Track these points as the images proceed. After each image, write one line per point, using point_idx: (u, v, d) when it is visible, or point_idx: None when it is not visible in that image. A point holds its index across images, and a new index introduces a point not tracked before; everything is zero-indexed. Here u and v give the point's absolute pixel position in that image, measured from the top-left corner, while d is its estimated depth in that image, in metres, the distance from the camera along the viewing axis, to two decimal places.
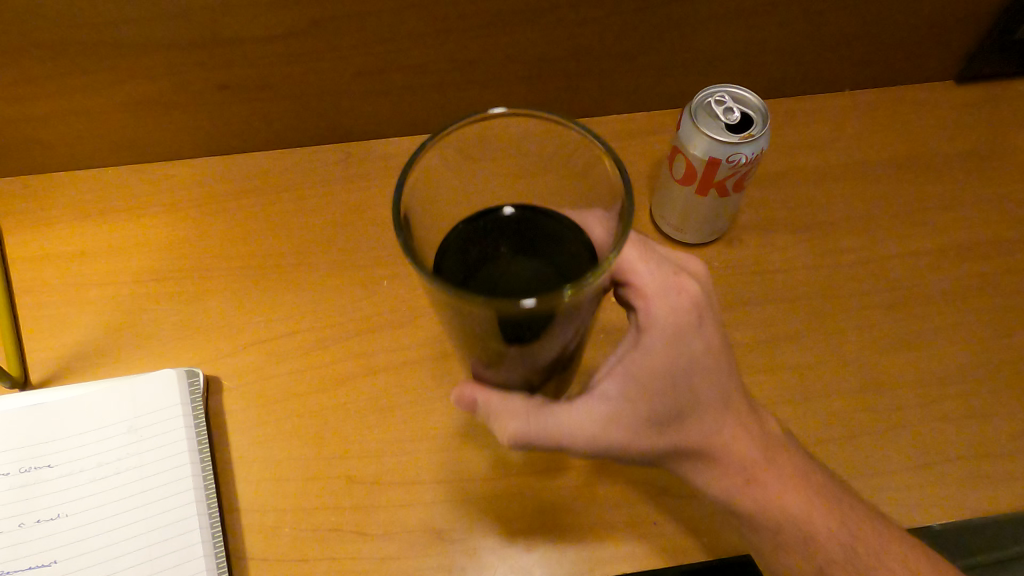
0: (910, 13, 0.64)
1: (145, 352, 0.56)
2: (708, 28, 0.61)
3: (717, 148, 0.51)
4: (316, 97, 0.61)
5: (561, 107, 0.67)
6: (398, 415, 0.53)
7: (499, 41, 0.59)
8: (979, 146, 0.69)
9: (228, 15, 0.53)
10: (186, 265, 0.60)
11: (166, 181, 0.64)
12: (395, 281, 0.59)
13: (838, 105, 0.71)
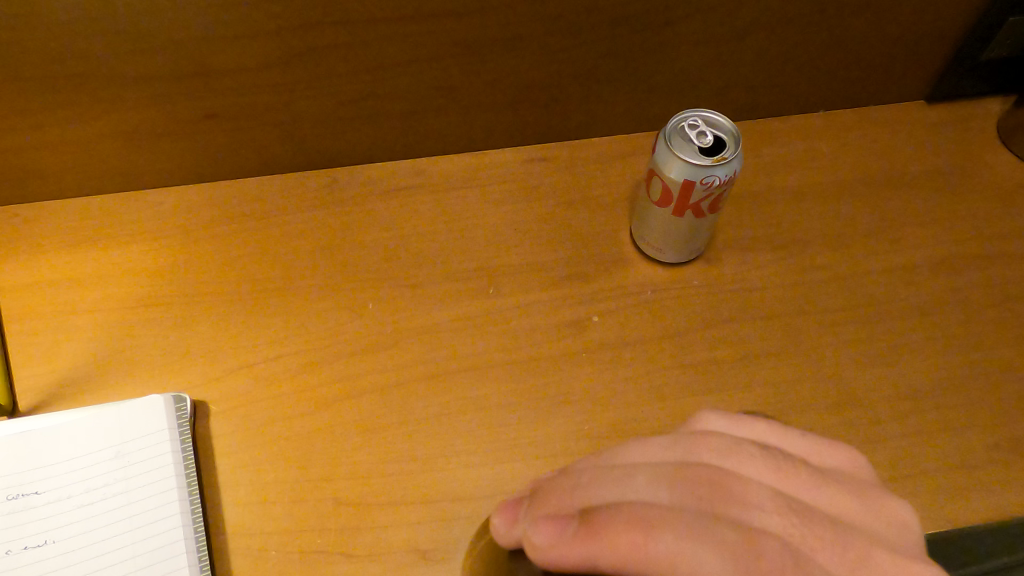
0: (879, 36, 0.66)
1: (133, 378, 0.56)
2: (683, 53, 0.63)
3: (691, 170, 0.52)
4: (302, 125, 0.62)
5: (543, 130, 0.68)
6: (383, 436, 0.54)
7: (480, 68, 0.60)
8: (951, 164, 0.71)
9: (215, 48, 0.54)
10: (174, 291, 0.60)
11: (154, 208, 0.65)
12: (380, 303, 0.60)
13: (813, 125, 0.73)
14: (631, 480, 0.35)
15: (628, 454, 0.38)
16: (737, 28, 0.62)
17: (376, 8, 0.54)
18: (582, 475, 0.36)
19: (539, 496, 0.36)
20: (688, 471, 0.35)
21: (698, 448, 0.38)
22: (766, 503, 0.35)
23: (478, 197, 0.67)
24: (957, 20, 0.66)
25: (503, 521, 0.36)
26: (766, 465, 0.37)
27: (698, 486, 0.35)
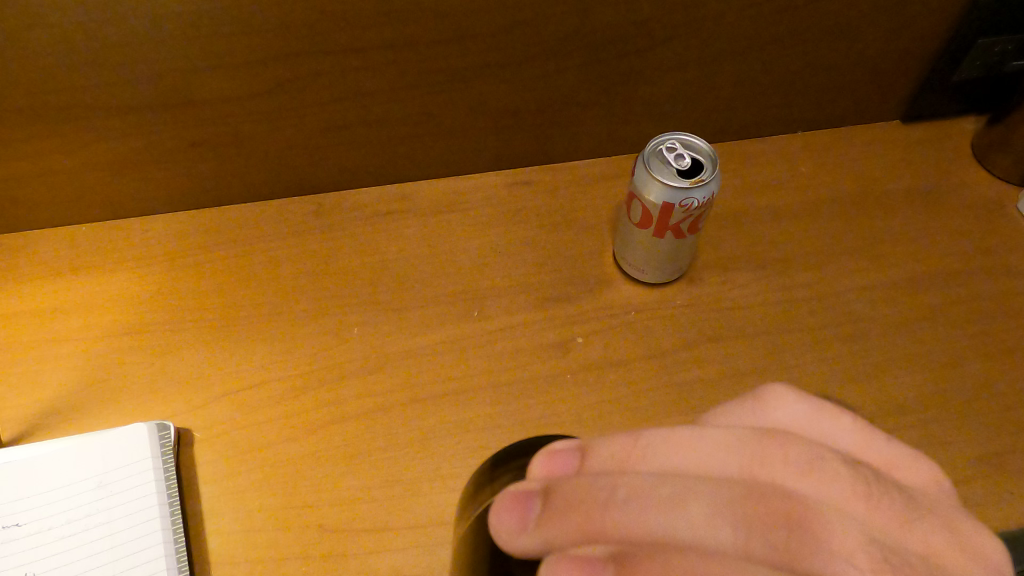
0: (852, 59, 0.68)
1: (116, 407, 0.56)
2: (661, 77, 0.65)
3: (669, 193, 0.53)
4: (287, 152, 0.63)
5: (526, 155, 0.69)
6: (368, 461, 0.54)
7: (462, 94, 0.61)
8: (927, 182, 0.72)
9: (199, 77, 0.55)
10: (158, 318, 0.60)
11: (139, 236, 0.65)
12: (365, 328, 0.61)
13: (791, 146, 0.74)
14: (687, 508, 0.26)
15: (681, 454, 0.28)
16: (712, 53, 0.63)
17: (358, 37, 0.55)
18: (618, 485, 0.27)
19: (558, 503, 0.27)
20: (764, 504, 0.26)
21: (777, 459, 0.28)
22: (861, 555, 0.26)
23: (462, 221, 0.67)
24: (927, 43, 0.68)
25: (510, 521, 0.28)
26: (858, 489, 0.28)
27: (776, 529, 0.26)
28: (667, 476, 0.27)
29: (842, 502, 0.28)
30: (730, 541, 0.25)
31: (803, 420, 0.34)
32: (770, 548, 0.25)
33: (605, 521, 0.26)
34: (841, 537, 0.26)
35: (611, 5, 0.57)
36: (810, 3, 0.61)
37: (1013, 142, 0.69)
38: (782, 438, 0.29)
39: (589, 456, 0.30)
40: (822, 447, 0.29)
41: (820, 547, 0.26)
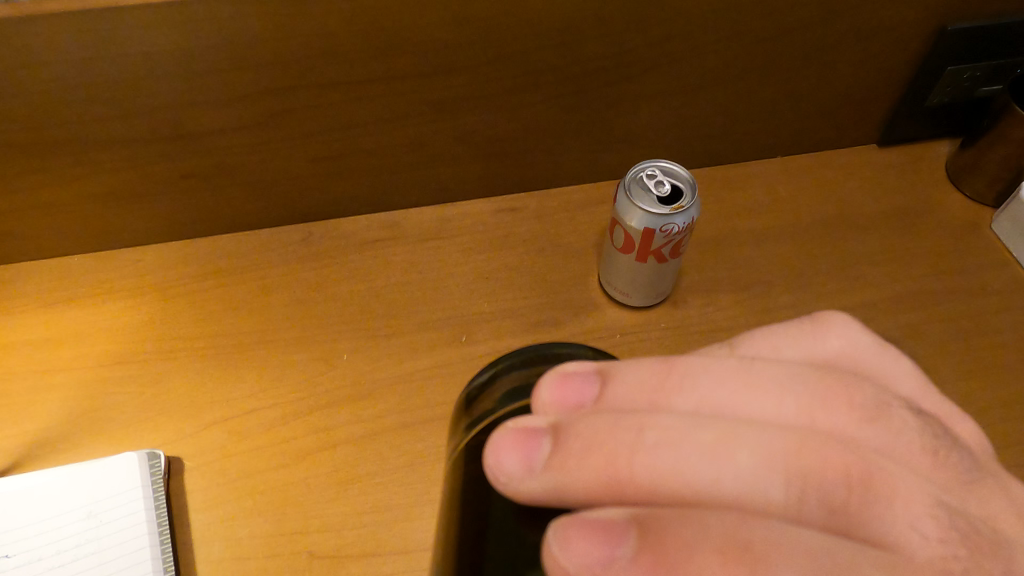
0: (826, 87, 0.70)
1: (107, 437, 0.56)
2: (642, 106, 0.66)
3: (650, 219, 0.54)
4: (277, 182, 0.64)
5: (512, 182, 0.71)
6: (358, 487, 0.54)
7: (449, 125, 0.63)
8: (904, 204, 0.74)
9: (190, 110, 0.56)
10: (149, 347, 0.61)
11: (131, 266, 0.66)
12: (355, 354, 0.61)
13: (771, 171, 0.76)
14: (729, 457, 0.24)
15: (720, 393, 0.27)
16: (691, 83, 0.65)
17: (345, 72, 0.56)
18: (646, 429, 0.25)
19: (575, 444, 0.25)
20: (818, 458, 0.24)
21: (826, 406, 0.27)
22: (919, 517, 0.24)
23: (450, 248, 0.68)
24: (899, 70, 0.70)
25: (517, 462, 0.26)
26: (895, 440, 0.27)
27: (828, 486, 0.24)
28: (707, 421, 0.25)
29: (888, 454, 0.26)
30: (775, 498, 0.24)
31: (856, 348, 0.32)
32: (818, 506, 0.24)
33: (632, 468, 0.24)
34: (895, 493, 0.25)
35: (591, 38, 0.59)
36: (783, 34, 0.63)
37: (985, 165, 0.71)
38: (831, 384, 0.27)
39: (612, 383, 0.28)
40: (873, 394, 0.27)
41: (865, 503, 0.24)
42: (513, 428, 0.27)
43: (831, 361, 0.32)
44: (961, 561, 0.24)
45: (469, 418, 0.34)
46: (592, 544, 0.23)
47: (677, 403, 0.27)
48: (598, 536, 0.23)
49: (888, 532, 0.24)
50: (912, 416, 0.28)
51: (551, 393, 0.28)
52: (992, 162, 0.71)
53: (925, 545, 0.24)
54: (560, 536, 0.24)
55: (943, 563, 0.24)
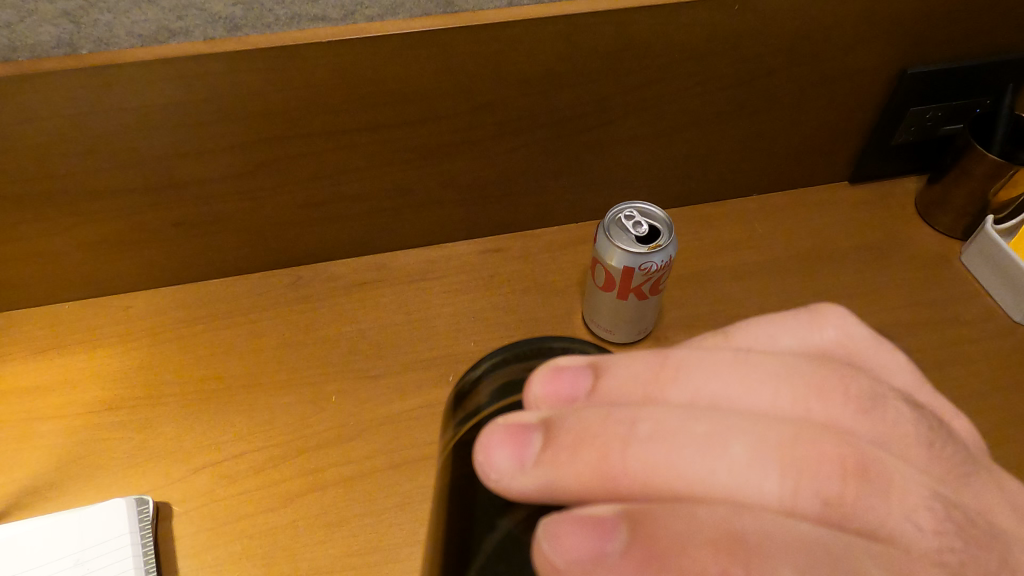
0: (796, 128, 0.73)
1: (95, 483, 0.56)
2: (620, 149, 0.69)
3: (629, 258, 0.56)
4: (266, 227, 0.66)
5: (496, 224, 0.73)
6: (347, 529, 0.55)
7: (433, 170, 0.65)
8: (875, 239, 0.76)
9: (182, 160, 0.58)
10: (138, 393, 0.62)
11: (122, 312, 0.67)
12: (343, 396, 0.62)
13: (747, 209, 0.79)
14: (724, 450, 0.23)
15: (715, 384, 0.26)
16: (666, 127, 0.68)
17: (333, 121, 0.59)
18: (639, 420, 0.24)
19: (566, 438, 0.24)
20: (819, 449, 0.23)
21: (829, 398, 0.25)
22: (922, 511, 0.23)
23: (436, 289, 0.70)
24: (864, 112, 0.73)
25: (507, 459, 0.25)
26: (895, 433, 0.26)
27: (829, 479, 0.23)
28: (700, 413, 0.24)
29: (889, 447, 0.25)
30: (773, 493, 0.22)
31: (851, 341, 0.31)
32: (818, 501, 0.23)
33: (625, 460, 0.23)
34: (899, 487, 0.24)
35: (568, 87, 0.62)
36: (753, 79, 0.66)
37: (951, 201, 0.74)
38: (831, 374, 0.26)
39: (605, 377, 0.27)
40: (873, 385, 0.26)
41: (873, 500, 0.23)
42: (501, 424, 0.26)
43: (826, 352, 0.31)
44: (964, 556, 0.23)
45: (460, 413, 0.33)
46: (583, 540, 0.22)
47: (671, 395, 0.25)
48: (589, 532, 0.22)
49: (891, 527, 0.23)
50: (911, 408, 0.27)
51: (544, 388, 0.27)
52: (958, 197, 0.73)
53: (929, 540, 0.23)
54: (549, 534, 0.22)
55: (944, 559, 0.23)
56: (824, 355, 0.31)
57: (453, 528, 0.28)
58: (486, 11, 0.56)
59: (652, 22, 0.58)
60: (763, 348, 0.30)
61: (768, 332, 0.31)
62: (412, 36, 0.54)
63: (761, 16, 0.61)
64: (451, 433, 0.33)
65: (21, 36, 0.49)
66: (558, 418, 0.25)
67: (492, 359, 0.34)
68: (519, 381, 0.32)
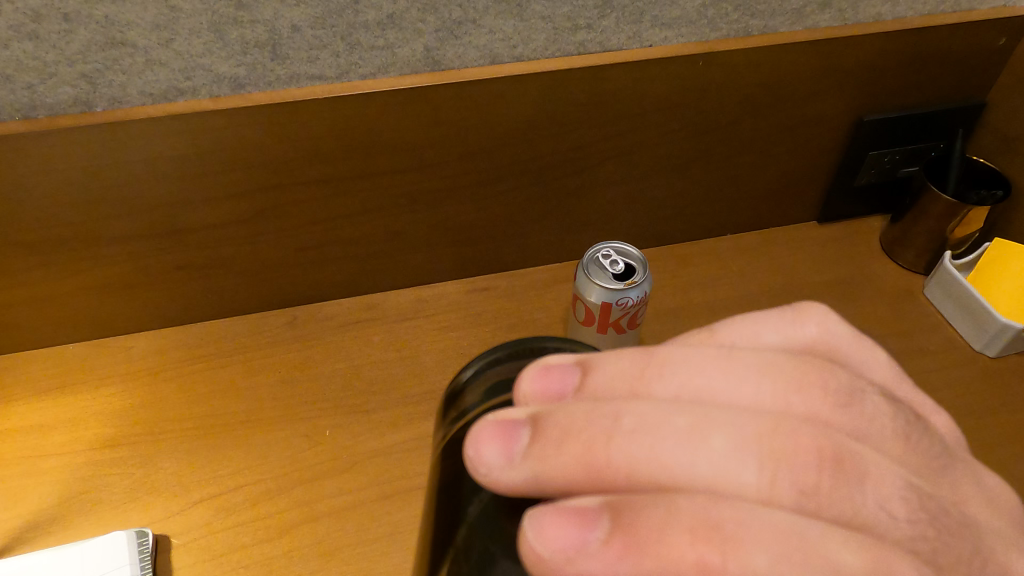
0: (764, 172, 0.78)
1: (97, 518, 0.58)
2: (599, 193, 0.73)
3: (606, 294, 0.60)
4: (265, 270, 0.69)
5: (483, 265, 0.77)
6: (341, 558, 0.57)
7: (423, 214, 0.69)
8: (843, 275, 0.81)
9: (187, 207, 0.62)
10: (140, 429, 0.64)
11: (124, 352, 0.70)
12: (337, 430, 0.65)
13: (722, 248, 0.83)
14: (706, 442, 0.25)
15: (701, 378, 0.28)
16: (641, 172, 0.73)
17: (329, 170, 0.63)
18: (623, 414, 0.26)
19: (553, 433, 0.26)
20: (794, 440, 0.25)
21: (805, 392, 0.28)
22: (894, 498, 0.26)
23: (427, 327, 0.73)
24: (827, 156, 0.78)
25: (495, 453, 0.27)
26: (867, 427, 0.28)
27: (807, 470, 0.25)
28: (685, 407, 0.26)
29: (864, 438, 0.28)
30: (751, 482, 0.25)
31: (832, 336, 0.34)
32: (795, 490, 0.25)
33: (609, 454, 0.25)
34: (875, 476, 0.26)
35: (548, 136, 0.66)
36: (720, 127, 0.71)
37: (913, 238, 0.79)
38: (808, 370, 0.28)
39: (592, 373, 0.29)
40: (851, 381, 0.29)
41: (849, 488, 0.25)
42: (491, 420, 0.28)
43: (808, 346, 0.33)
44: (925, 540, 0.26)
45: (452, 413, 0.35)
46: (565, 531, 0.24)
47: (657, 388, 0.28)
48: (573, 524, 0.24)
49: (866, 513, 0.25)
50: (883, 403, 0.29)
51: (531, 386, 0.29)
52: (918, 235, 0.78)
53: (898, 525, 0.26)
54: (534, 525, 0.25)
55: (910, 543, 0.26)
56: (807, 350, 0.33)
57: (443, 524, 0.31)
58: (470, 68, 0.61)
59: (623, 76, 0.64)
60: (747, 343, 0.33)
61: (752, 328, 0.33)
62: (403, 92, 0.59)
63: (724, 71, 0.66)
64: (442, 432, 0.36)
65: (42, 95, 0.53)
66: (542, 416, 0.27)
67: (481, 359, 0.36)
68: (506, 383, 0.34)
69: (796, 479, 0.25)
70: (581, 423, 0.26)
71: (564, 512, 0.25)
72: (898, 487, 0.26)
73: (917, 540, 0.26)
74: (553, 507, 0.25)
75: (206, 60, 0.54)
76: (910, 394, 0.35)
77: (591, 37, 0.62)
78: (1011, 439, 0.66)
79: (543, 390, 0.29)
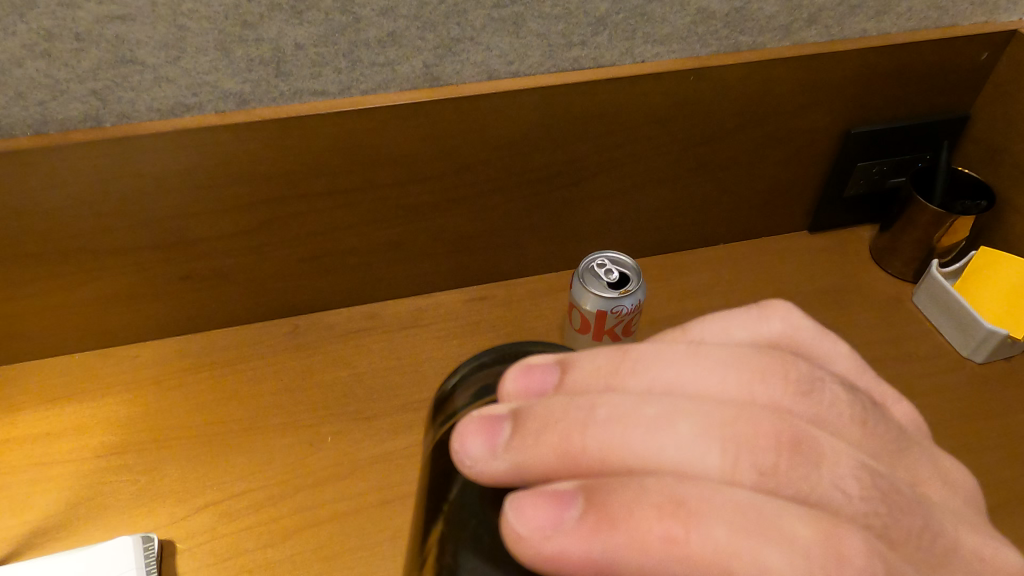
0: (755, 183, 0.80)
1: (102, 524, 0.59)
2: (594, 204, 0.75)
3: (602, 302, 0.61)
4: (267, 280, 0.71)
5: (481, 275, 0.78)
6: (343, 562, 0.58)
7: (422, 225, 0.71)
8: (834, 283, 0.82)
9: (192, 219, 0.63)
10: (144, 437, 0.65)
11: (128, 361, 0.71)
12: (339, 437, 0.66)
13: (715, 258, 0.85)
14: (672, 429, 0.27)
15: (670, 371, 0.30)
16: (636, 183, 0.75)
17: (331, 183, 0.64)
18: (597, 406, 0.28)
19: (532, 425, 0.28)
20: (755, 426, 0.27)
21: (765, 382, 0.30)
22: (851, 480, 0.27)
23: (426, 336, 0.75)
24: (816, 167, 0.80)
25: (479, 446, 0.29)
26: (826, 414, 0.30)
27: (766, 451, 0.27)
28: (654, 399, 0.28)
29: (824, 424, 0.30)
30: (715, 466, 0.26)
31: (796, 331, 0.36)
32: (756, 472, 0.26)
33: (585, 441, 0.27)
34: (830, 458, 0.28)
35: (544, 149, 0.68)
36: (711, 140, 0.73)
37: (901, 247, 0.80)
38: (771, 362, 0.30)
39: (570, 371, 0.30)
40: (811, 371, 0.31)
41: (806, 469, 0.27)
42: (476, 416, 0.30)
43: (775, 341, 0.35)
44: (882, 516, 0.28)
45: (441, 416, 0.37)
46: (543, 512, 0.26)
47: (631, 382, 0.29)
48: (550, 506, 0.26)
49: (822, 491, 0.27)
50: (846, 391, 0.31)
51: (513, 384, 0.31)
52: (906, 244, 0.80)
53: (853, 502, 0.27)
54: (514, 509, 0.27)
55: (865, 520, 0.27)
56: (775, 343, 0.35)
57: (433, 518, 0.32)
58: (467, 84, 0.63)
59: (616, 91, 0.66)
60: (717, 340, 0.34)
61: (721, 326, 0.35)
62: (403, 107, 0.61)
63: (714, 85, 0.68)
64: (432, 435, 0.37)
65: (54, 111, 0.55)
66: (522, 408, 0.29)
67: (469, 364, 0.38)
68: (492, 381, 0.36)
69: (757, 462, 0.26)
70: (559, 414, 0.28)
71: (546, 499, 0.26)
72: (856, 468, 0.28)
73: (873, 518, 0.27)
74: (537, 496, 0.27)
75: (212, 76, 0.56)
76: (872, 385, 0.37)
77: (585, 53, 0.64)
78: (997, 443, 0.68)
79: (526, 387, 0.31)
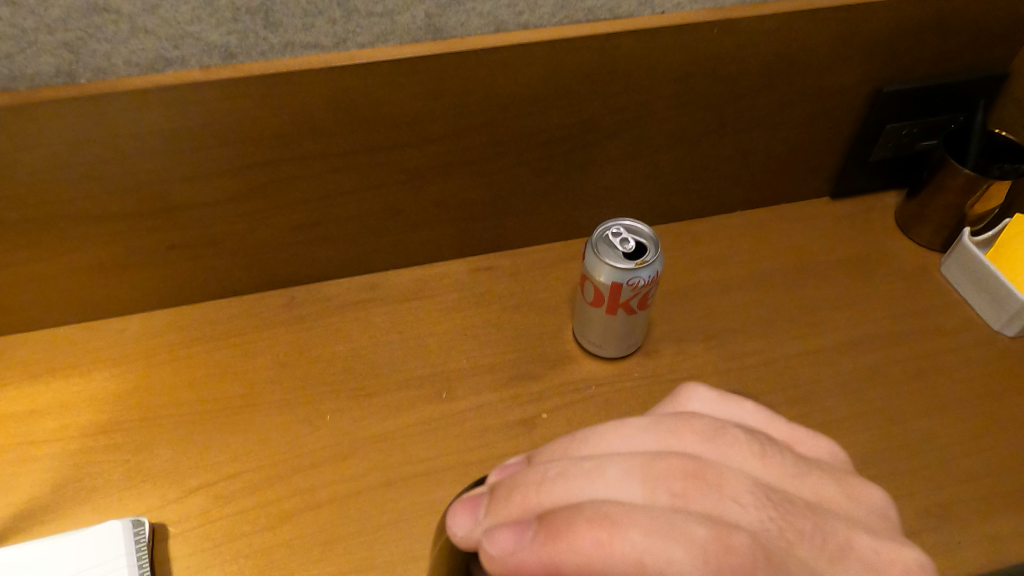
0: (777, 146, 0.75)
1: (91, 506, 0.57)
2: (607, 168, 0.71)
3: (616, 273, 0.57)
4: (261, 249, 0.67)
5: (486, 244, 0.74)
6: (343, 547, 0.55)
7: (424, 192, 0.67)
8: (858, 253, 0.78)
9: (179, 185, 0.59)
10: (134, 414, 0.62)
11: (116, 334, 0.68)
12: (338, 414, 0.63)
13: (732, 225, 0.80)
14: (602, 474, 0.33)
15: (601, 435, 0.36)
16: (651, 146, 0.70)
17: (326, 146, 0.60)
18: (549, 468, 0.34)
19: (503, 489, 0.35)
20: (664, 464, 0.33)
21: (677, 434, 0.36)
22: (746, 496, 0.33)
23: (429, 307, 0.71)
24: (843, 129, 0.75)
25: (466, 521, 0.35)
26: (731, 450, 0.36)
27: (673, 481, 0.33)
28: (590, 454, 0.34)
29: (729, 459, 0.35)
30: (637, 496, 0.32)
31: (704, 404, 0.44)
32: (667, 497, 0.32)
33: (540, 496, 0.33)
34: (728, 484, 0.33)
35: (554, 109, 0.64)
36: (733, 99, 0.68)
37: (929, 214, 0.76)
38: (679, 418, 0.37)
39: (535, 455, 0.37)
40: (715, 420, 0.37)
41: (710, 498, 0.32)
42: (461, 500, 0.36)
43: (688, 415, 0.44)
44: (782, 524, 0.33)
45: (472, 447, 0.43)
46: (508, 538, 0.32)
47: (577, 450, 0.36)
48: (511, 533, 0.32)
49: (722, 509, 0.32)
50: (751, 437, 0.36)
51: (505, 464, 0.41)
52: (936, 211, 0.75)
53: (751, 515, 0.32)
54: (491, 544, 0.32)
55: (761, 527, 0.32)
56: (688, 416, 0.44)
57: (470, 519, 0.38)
58: (473, 36, 0.58)
59: (634, 45, 0.61)
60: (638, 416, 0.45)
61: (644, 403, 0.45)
62: (403, 61, 0.56)
63: (738, 39, 0.63)
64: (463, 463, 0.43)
65: (21, 65, 0.50)
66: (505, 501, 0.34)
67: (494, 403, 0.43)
68: None
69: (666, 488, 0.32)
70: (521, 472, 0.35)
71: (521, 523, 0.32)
72: (755, 492, 0.33)
73: (767, 524, 0.32)
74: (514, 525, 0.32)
75: (194, 27, 0.51)
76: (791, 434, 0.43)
77: (601, 3, 0.59)
78: None
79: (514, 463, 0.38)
